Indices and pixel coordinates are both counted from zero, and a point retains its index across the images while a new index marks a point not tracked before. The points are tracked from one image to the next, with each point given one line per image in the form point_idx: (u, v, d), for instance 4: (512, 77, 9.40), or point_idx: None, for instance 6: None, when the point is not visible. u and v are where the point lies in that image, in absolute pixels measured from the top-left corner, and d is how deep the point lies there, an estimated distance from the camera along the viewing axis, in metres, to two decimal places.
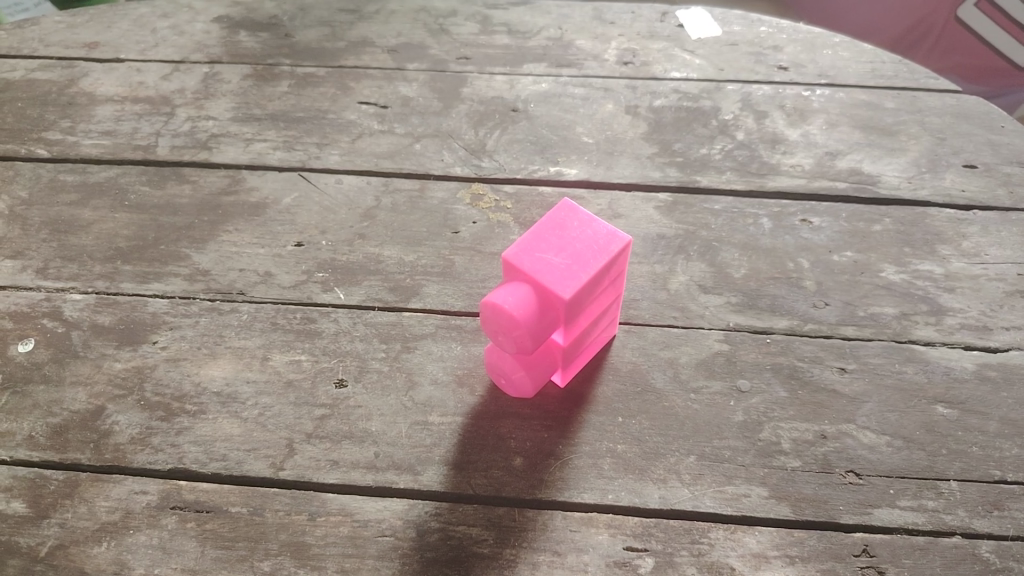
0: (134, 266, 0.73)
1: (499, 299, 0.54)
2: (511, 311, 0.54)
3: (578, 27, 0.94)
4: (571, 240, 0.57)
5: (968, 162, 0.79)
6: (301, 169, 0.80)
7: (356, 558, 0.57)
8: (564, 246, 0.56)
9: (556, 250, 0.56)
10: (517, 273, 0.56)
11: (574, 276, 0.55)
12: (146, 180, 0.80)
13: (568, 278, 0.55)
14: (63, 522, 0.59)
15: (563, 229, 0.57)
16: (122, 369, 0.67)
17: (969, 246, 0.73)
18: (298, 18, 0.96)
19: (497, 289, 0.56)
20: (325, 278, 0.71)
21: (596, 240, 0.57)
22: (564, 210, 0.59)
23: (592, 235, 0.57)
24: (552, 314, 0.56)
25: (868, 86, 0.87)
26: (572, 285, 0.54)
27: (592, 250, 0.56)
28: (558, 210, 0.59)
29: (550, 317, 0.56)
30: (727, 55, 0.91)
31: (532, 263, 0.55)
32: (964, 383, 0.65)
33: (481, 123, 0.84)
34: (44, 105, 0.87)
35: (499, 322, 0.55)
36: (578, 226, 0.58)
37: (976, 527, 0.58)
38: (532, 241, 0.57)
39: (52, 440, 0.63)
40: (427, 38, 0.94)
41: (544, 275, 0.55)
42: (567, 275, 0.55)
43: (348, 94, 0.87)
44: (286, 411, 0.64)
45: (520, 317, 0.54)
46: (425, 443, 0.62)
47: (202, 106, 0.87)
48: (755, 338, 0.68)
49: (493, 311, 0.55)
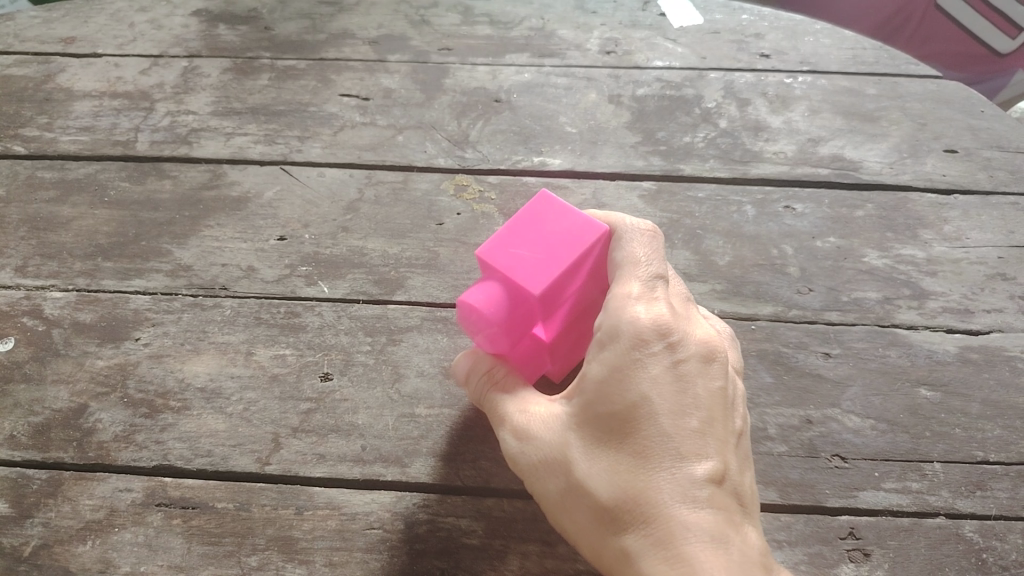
0: (115, 263, 0.72)
1: (472, 299, 0.54)
2: (483, 311, 0.53)
3: (560, 17, 0.94)
4: (547, 233, 0.55)
5: (949, 146, 0.80)
6: (282, 163, 0.79)
7: (344, 551, 0.57)
8: (539, 240, 0.55)
9: (532, 244, 0.55)
10: (491, 270, 0.55)
11: (547, 270, 0.53)
12: (125, 175, 0.79)
13: (541, 273, 0.53)
14: (47, 521, 0.58)
15: (538, 221, 0.55)
16: (103, 367, 0.66)
17: (950, 230, 0.74)
18: (277, 12, 0.95)
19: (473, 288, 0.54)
20: (309, 272, 0.71)
21: (572, 232, 0.55)
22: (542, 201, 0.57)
23: (568, 227, 0.55)
24: (526, 309, 0.54)
25: (849, 73, 0.87)
26: (545, 280, 0.53)
27: (566, 242, 0.54)
28: (535, 202, 0.57)
29: (525, 313, 0.55)
30: (709, 44, 0.91)
31: (504, 260, 0.54)
32: (947, 366, 0.66)
33: (463, 114, 0.84)
34: (20, 102, 0.86)
35: (474, 321, 0.54)
36: (552, 217, 0.55)
37: (960, 507, 0.59)
38: (507, 237, 0.55)
39: (34, 440, 0.62)
40: (408, 29, 0.93)
41: (517, 272, 0.53)
42: (540, 270, 0.53)
43: (329, 87, 0.87)
44: (272, 406, 0.63)
45: (492, 316, 0.54)
46: (412, 435, 0.62)
47: (181, 101, 0.86)
48: (740, 325, 0.68)
49: (468, 310, 0.54)
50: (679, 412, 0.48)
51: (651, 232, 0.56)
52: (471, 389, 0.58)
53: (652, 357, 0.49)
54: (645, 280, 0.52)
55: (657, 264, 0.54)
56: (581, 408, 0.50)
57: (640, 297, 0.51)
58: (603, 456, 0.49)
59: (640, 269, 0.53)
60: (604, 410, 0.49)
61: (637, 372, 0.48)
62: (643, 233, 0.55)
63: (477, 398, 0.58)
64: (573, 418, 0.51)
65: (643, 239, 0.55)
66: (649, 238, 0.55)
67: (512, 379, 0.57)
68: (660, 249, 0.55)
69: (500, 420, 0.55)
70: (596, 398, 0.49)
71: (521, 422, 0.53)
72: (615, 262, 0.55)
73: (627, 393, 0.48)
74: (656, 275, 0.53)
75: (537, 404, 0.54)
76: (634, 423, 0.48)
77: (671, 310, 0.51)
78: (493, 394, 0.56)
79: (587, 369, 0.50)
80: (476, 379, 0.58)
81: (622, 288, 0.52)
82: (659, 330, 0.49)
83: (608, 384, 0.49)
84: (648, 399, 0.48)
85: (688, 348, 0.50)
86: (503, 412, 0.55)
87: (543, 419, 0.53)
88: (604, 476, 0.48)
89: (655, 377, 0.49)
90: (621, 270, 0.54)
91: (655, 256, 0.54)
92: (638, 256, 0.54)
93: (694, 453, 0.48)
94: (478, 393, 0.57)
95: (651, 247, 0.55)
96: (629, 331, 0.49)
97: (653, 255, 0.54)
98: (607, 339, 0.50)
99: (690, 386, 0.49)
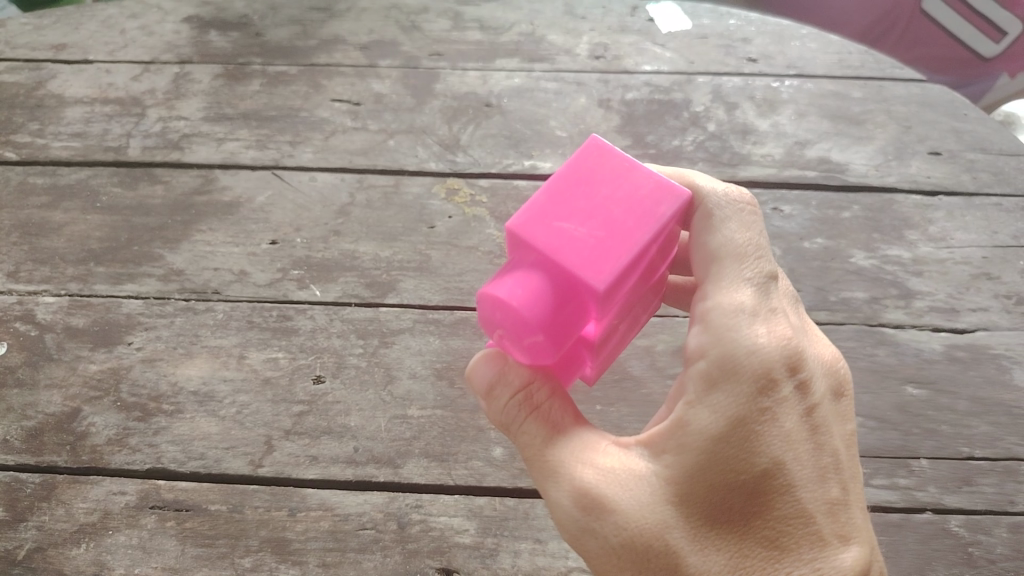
0: (107, 268, 0.73)
1: (501, 293, 0.37)
2: (519, 312, 0.37)
3: (549, 23, 0.94)
4: (605, 198, 0.39)
5: (933, 149, 0.81)
6: (274, 167, 0.80)
7: (338, 552, 0.58)
8: (593, 208, 0.38)
9: (584, 212, 0.38)
10: (526, 252, 0.38)
11: (611, 252, 0.37)
12: (117, 181, 0.79)
13: (601, 257, 0.37)
14: (41, 525, 0.59)
15: (590, 183, 0.39)
16: (96, 370, 0.66)
17: (935, 231, 0.75)
18: (268, 17, 0.95)
19: (502, 281, 0.38)
20: (301, 276, 0.71)
21: (640, 196, 0.39)
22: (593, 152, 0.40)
23: (634, 189, 0.39)
24: (578, 308, 0.38)
25: (836, 76, 0.88)
26: (608, 267, 0.37)
27: (634, 214, 0.38)
28: (584, 154, 0.40)
29: (575, 313, 0.38)
30: (697, 48, 0.92)
31: (547, 237, 0.37)
32: (934, 364, 0.67)
33: (454, 119, 0.85)
34: (12, 109, 0.86)
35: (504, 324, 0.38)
36: (610, 178, 0.39)
37: (947, 502, 0.60)
38: (549, 203, 0.39)
39: (28, 444, 0.63)
40: (398, 34, 0.94)
41: (566, 254, 0.37)
42: (600, 253, 0.37)
43: (320, 92, 0.87)
44: (265, 409, 0.64)
45: (530, 318, 0.37)
46: (405, 436, 0.62)
47: (173, 106, 0.86)
48: None
49: (494, 307, 0.38)
50: (817, 479, 0.40)
51: (748, 206, 0.44)
52: (494, 407, 0.43)
53: (782, 406, 0.39)
54: (755, 287, 0.41)
55: (766, 260, 0.42)
56: (686, 474, 0.39)
57: (754, 313, 0.40)
58: (719, 538, 0.39)
59: (747, 267, 0.42)
60: (719, 479, 0.39)
61: (763, 426, 0.39)
62: (739, 207, 0.44)
63: (502, 421, 0.44)
64: (673, 487, 0.39)
65: (741, 220, 0.43)
66: (746, 218, 0.44)
67: (556, 404, 0.43)
68: (763, 233, 0.44)
69: (553, 471, 0.42)
70: (709, 462, 0.39)
71: (587, 479, 0.41)
72: (707, 250, 0.43)
73: (754, 458, 0.39)
74: (768, 274, 0.42)
75: (597, 448, 0.42)
76: (760, 496, 0.39)
77: (794, 329, 0.41)
78: (532, 422, 0.43)
79: (693, 423, 0.39)
80: (504, 395, 0.43)
81: (731, 297, 0.40)
82: (790, 365, 0.40)
83: (727, 443, 0.39)
84: (778, 465, 0.39)
85: (817, 388, 0.41)
86: (556, 460, 0.42)
87: (620, 477, 0.40)
88: (724, 568, 0.39)
89: (785, 433, 0.39)
90: (719, 265, 0.42)
91: (758, 242, 0.43)
92: (739, 248, 0.42)
93: (837, 534, 0.40)
94: (509, 416, 0.43)
95: (751, 231, 0.43)
96: (754, 366, 0.39)
97: (757, 247, 0.43)
98: (718, 381, 0.39)
99: (826, 441, 0.41)
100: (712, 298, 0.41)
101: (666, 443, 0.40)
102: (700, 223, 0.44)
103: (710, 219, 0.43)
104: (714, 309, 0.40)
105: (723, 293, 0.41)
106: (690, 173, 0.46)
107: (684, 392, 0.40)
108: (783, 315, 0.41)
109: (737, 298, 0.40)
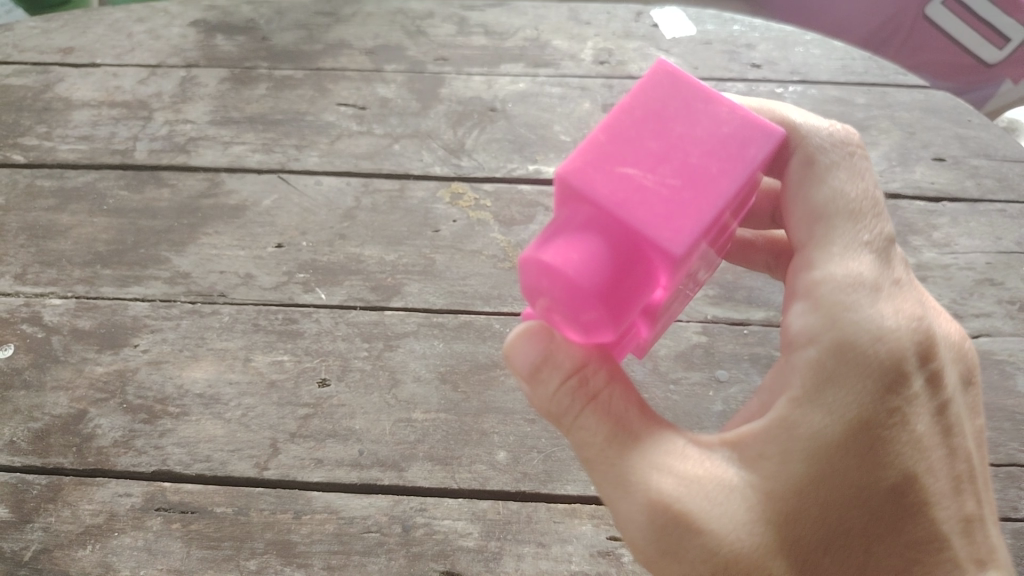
0: (113, 270, 0.73)
1: (552, 256, 0.34)
2: (575, 277, 0.34)
3: (554, 28, 0.95)
4: (676, 140, 0.35)
5: (937, 155, 0.81)
6: (280, 171, 0.80)
7: (343, 555, 0.58)
8: (666, 157, 0.35)
9: (651, 156, 0.35)
10: (580, 202, 0.35)
11: (684, 208, 0.34)
12: (124, 184, 0.80)
13: (675, 215, 0.34)
14: (47, 526, 0.60)
15: (660, 126, 0.36)
16: (103, 373, 0.67)
17: (939, 236, 0.75)
18: (274, 22, 0.96)
19: (554, 239, 0.35)
20: (307, 279, 0.72)
21: (720, 140, 0.36)
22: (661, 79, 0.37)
23: (711, 130, 0.36)
24: (644, 274, 0.35)
25: (839, 82, 0.88)
26: (682, 227, 0.33)
27: (710, 165, 0.35)
28: (649, 83, 0.36)
29: (643, 279, 0.35)
30: (701, 54, 0.92)
31: (610, 188, 0.34)
32: None
33: (459, 123, 0.85)
34: (19, 111, 0.86)
35: (554, 291, 0.35)
36: (683, 121, 0.36)
37: None
38: (610, 142, 0.35)
39: (34, 445, 0.63)
40: (404, 39, 0.94)
41: (634, 209, 0.34)
42: (674, 210, 0.34)
43: (326, 96, 0.87)
44: (270, 412, 0.64)
45: (588, 284, 0.34)
46: (409, 440, 0.62)
47: (179, 110, 0.86)
48: (733, 329, 0.69)
49: (542, 275, 0.35)
50: (946, 490, 0.42)
51: (858, 149, 0.44)
52: (543, 393, 0.41)
53: (911, 404, 0.40)
54: (876, 264, 0.41)
55: (883, 221, 0.42)
56: (797, 486, 0.39)
57: (876, 292, 0.40)
58: (846, 550, 0.41)
59: (864, 231, 0.41)
60: (838, 492, 0.39)
61: (890, 430, 0.40)
62: (847, 150, 0.43)
63: (552, 409, 0.41)
64: (783, 501, 0.39)
65: (855, 183, 0.42)
66: (857, 163, 0.43)
67: (610, 390, 0.40)
68: (876, 183, 0.43)
69: (624, 477, 0.40)
70: (829, 473, 0.39)
71: (666, 487, 0.39)
72: (814, 206, 0.42)
73: (882, 469, 0.40)
74: (885, 237, 0.42)
75: (670, 450, 0.41)
76: (879, 510, 0.41)
77: (919, 311, 0.41)
78: (590, 412, 0.41)
79: (806, 426, 0.39)
80: (554, 379, 0.40)
81: (848, 270, 0.40)
82: (914, 349, 0.40)
83: (850, 447, 0.39)
84: (901, 473, 0.40)
85: (946, 381, 0.42)
86: (625, 463, 0.40)
87: (709, 488, 0.39)
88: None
89: (910, 437, 0.41)
90: (830, 226, 0.42)
91: (876, 204, 0.42)
92: (852, 205, 0.42)
93: (967, 555, 0.42)
94: (563, 407, 0.41)
95: (863, 182, 0.43)
96: (881, 353, 0.39)
97: (873, 205, 0.42)
98: (838, 374, 0.39)
99: (955, 449, 0.43)
100: (826, 270, 0.40)
101: (771, 448, 0.39)
102: (808, 169, 0.43)
103: (814, 166, 0.42)
104: (829, 285, 0.40)
105: (838, 265, 0.40)
106: (783, 107, 0.44)
107: (796, 387, 0.39)
108: (903, 287, 0.41)
109: (856, 272, 0.40)
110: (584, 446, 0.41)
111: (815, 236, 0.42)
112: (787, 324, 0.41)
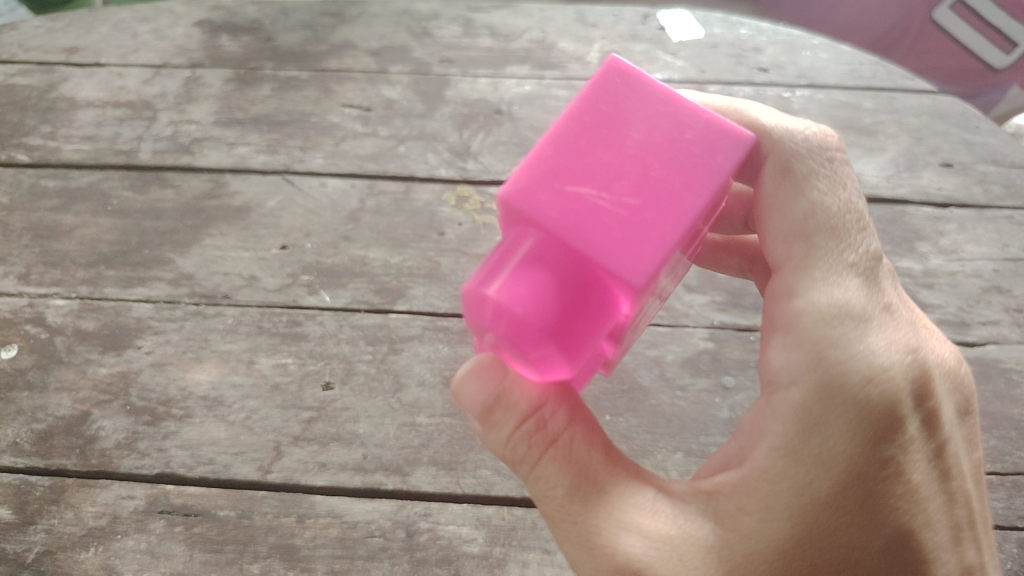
0: (118, 271, 0.73)
1: (502, 294, 0.33)
2: (523, 314, 0.32)
3: (560, 30, 0.94)
4: (631, 150, 0.34)
5: (945, 161, 0.81)
6: (285, 173, 0.80)
7: (346, 559, 0.58)
8: (624, 174, 0.33)
9: (605, 170, 0.33)
10: (529, 223, 0.33)
11: (645, 229, 0.32)
12: (128, 184, 0.80)
13: (634, 242, 0.32)
14: (50, 528, 0.59)
15: (613, 138, 0.34)
16: (106, 375, 0.67)
17: (947, 243, 0.75)
18: (279, 22, 0.95)
19: (501, 270, 0.34)
20: (311, 282, 0.71)
21: (681, 149, 0.34)
22: (613, 83, 0.35)
23: (671, 138, 0.34)
24: (602, 308, 0.34)
25: (846, 87, 0.88)
26: (645, 254, 0.32)
27: (670, 183, 0.33)
28: (602, 87, 0.35)
29: (602, 315, 0.34)
30: (709, 57, 0.91)
31: (562, 212, 0.33)
32: None
33: (465, 126, 0.84)
34: (24, 111, 0.86)
35: (499, 327, 0.34)
36: (639, 133, 0.34)
37: None
38: (557, 155, 0.34)
39: (37, 447, 0.63)
40: (409, 41, 0.94)
41: (590, 237, 0.32)
42: (634, 237, 0.32)
43: (331, 97, 0.87)
44: (274, 415, 0.64)
45: (542, 322, 0.32)
46: (413, 444, 0.62)
47: (184, 110, 0.86)
48: (740, 336, 0.69)
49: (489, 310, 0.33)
50: (941, 539, 0.42)
51: (837, 154, 0.43)
52: (498, 437, 0.40)
53: (905, 451, 0.40)
54: (864, 295, 0.40)
55: (866, 237, 0.41)
56: (779, 546, 0.38)
57: (861, 324, 0.39)
58: None
59: (850, 253, 0.41)
60: (828, 549, 0.39)
61: (884, 481, 0.40)
62: (826, 155, 0.43)
63: (507, 455, 0.40)
64: (765, 564, 0.38)
65: (839, 201, 0.41)
66: (837, 171, 0.42)
67: (570, 435, 0.39)
68: (858, 195, 0.42)
69: (589, 536, 0.39)
70: (814, 531, 0.39)
71: (634, 546, 0.38)
72: (793, 223, 0.41)
73: (875, 524, 0.40)
74: (869, 256, 0.41)
75: (635, 505, 0.40)
76: (872, 569, 0.40)
77: (910, 345, 0.41)
78: (548, 460, 0.39)
79: (790, 478, 0.38)
80: (509, 424, 0.39)
81: (834, 299, 0.39)
82: (908, 387, 0.40)
83: (839, 497, 0.39)
84: (895, 528, 0.40)
85: (940, 421, 0.42)
86: (591, 520, 0.39)
87: (679, 545, 0.39)
88: None
89: (905, 489, 0.40)
90: (812, 246, 0.41)
91: (861, 225, 0.42)
92: (834, 220, 0.41)
93: None
94: (519, 454, 0.39)
95: (844, 192, 0.42)
96: (870, 395, 0.38)
97: (856, 221, 0.41)
98: (821, 419, 0.38)
99: (949, 495, 0.43)
100: (808, 298, 0.39)
101: (750, 501, 0.39)
102: (784, 178, 0.42)
103: (790, 174, 0.42)
104: (811, 316, 0.39)
105: (822, 293, 0.39)
106: (753, 109, 0.44)
107: (778, 432, 0.39)
108: (891, 316, 0.41)
109: (841, 300, 0.39)
110: (545, 497, 0.40)
111: (795, 257, 0.41)
112: (766, 358, 0.40)
